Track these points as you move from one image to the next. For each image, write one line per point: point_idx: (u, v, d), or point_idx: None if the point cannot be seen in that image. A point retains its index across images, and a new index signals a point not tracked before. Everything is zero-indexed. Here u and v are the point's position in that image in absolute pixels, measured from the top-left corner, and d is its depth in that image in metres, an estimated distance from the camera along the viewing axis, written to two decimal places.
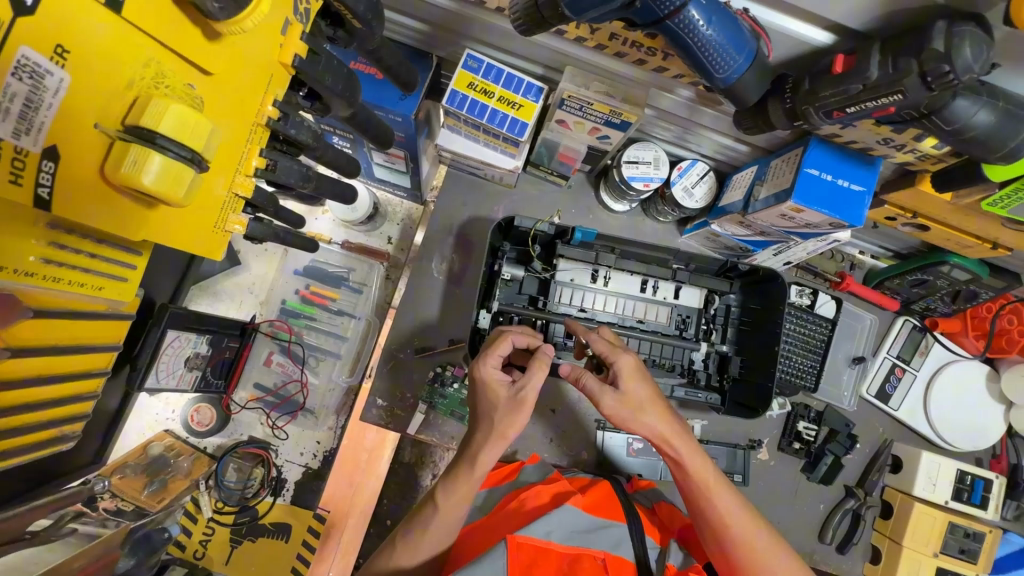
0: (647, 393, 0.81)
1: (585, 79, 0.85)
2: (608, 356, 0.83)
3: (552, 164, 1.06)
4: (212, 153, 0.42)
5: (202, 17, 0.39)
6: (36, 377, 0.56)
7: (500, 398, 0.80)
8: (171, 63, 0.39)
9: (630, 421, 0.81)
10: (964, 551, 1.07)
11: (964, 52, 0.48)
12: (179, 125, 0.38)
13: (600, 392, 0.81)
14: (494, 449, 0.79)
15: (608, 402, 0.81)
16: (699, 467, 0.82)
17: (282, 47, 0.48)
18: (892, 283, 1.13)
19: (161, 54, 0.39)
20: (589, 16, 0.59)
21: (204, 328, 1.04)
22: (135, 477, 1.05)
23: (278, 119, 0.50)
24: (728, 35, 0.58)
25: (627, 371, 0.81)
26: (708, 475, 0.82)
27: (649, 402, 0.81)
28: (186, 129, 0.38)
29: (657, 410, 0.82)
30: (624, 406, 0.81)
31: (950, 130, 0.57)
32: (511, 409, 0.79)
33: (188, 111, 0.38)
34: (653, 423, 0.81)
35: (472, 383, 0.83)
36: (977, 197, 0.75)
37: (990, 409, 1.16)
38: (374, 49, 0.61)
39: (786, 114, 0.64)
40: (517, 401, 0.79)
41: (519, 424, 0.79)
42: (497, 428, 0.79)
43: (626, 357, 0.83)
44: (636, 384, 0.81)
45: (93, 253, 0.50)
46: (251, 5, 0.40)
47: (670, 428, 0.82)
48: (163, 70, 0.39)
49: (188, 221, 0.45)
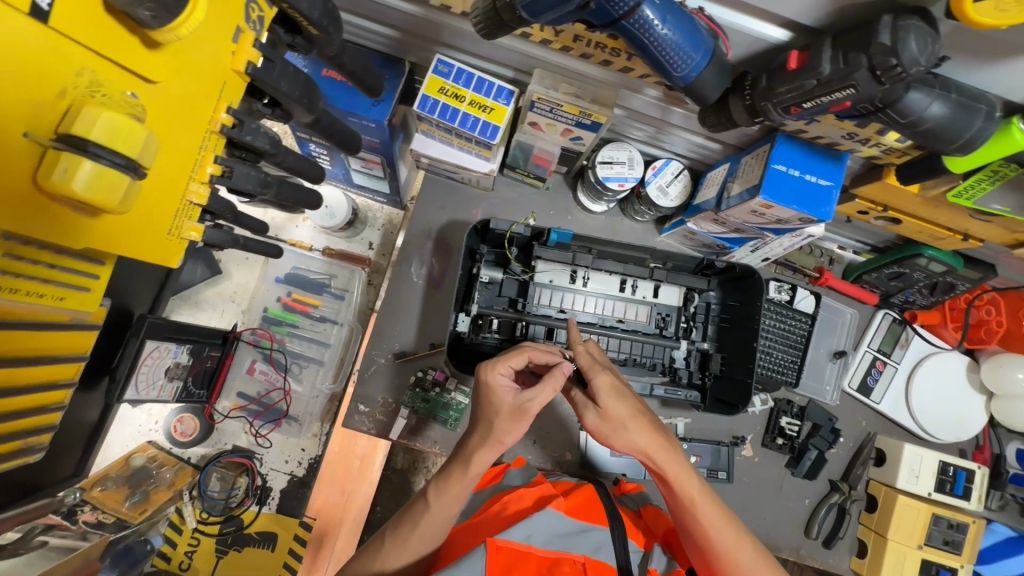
0: (627, 410, 0.82)
1: (554, 81, 0.85)
2: (588, 371, 0.83)
3: (528, 167, 1.07)
4: (150, 160, 0.42)
5: (139, 27, 0.40)
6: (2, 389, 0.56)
7: (504, 405, 0.79)
8: (107, 72, 0.40)
9: (612, 436, 0.83)
10: (948, 543, 1.07)
11: (910, 45, 0.49)
12: (112, 132, 0.38)
13: (582, 407, 0.85)
14: (490, 454, 0.80)
15: (589, 417, 0.84)
16: (682, 481, 0.82)
17: (234, 54, 0.48)
18: (870, 277, 1.14)
19: (96, 63, 0.39)
20: (546, 18, 0.59)
21: (184, 337, 1.04)
22: (116, 490, 1.06)
23: (233, 127, 0.51)
24: (685, 34, 0.58)
25: (605, 387, 0.82)
26: (691, 487, 0.81)
27: (629, 419, 0.81)
28: (121, 137, 0.38)
29: (638, 425, 0.82)
30: (604, 422, 0.82)
31: (905, 123, 0.58)
32: (515, 419, 0.79)
33: (123, 119, 0.38)
34: (634, 438, 0.82)
35: (475, 386, 0.81)
36: (942, 188, 0.75)
37: (972, 400, 1.17)
38: (336, 55, 0.61)
39: (746, 110, 0.65)
40: (522, 411, 0.79)
41: (518, 433, 0.80)
42: (496, 434, 0.79)
43: (605, 374, 0.83)
44: (616, 401, 0.81)
45: (52, 263, 0.51)
46: (188, 12, 0.40)
47: (652, 442, 0.82)
48: (99, 78, 0.39)
49: (136, 230, 0.45)
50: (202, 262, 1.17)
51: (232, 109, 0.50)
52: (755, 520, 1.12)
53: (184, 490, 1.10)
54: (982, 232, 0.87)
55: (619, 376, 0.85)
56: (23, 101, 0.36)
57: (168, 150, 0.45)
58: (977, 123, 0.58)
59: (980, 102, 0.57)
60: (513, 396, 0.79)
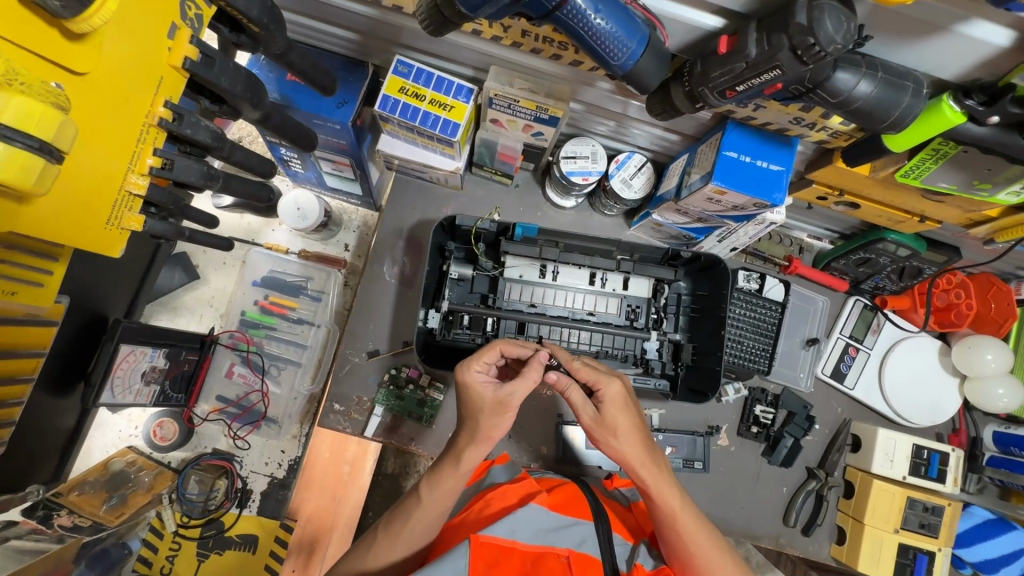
0: (626, 422, 0.82)
1: (510, 77, 0.87)
2: (596, 382, 0.84)
3: (495, 164, 1.09)
4: (68, 144, 0.42)
5: (52, 17, 0.41)
6: None
7: (484, 399, 0.80)
8: (21, 61, 0.40)
9: (604, 442, 0.84)
10: (924, 526, 1.07)
11: (825, 24, 0.51)
12: (22, 115, 0.38)
13: (580, 410, 0.83)
14: (480, 449, 0.80)
15: (585, 418, 0.85)
16: (664, 496, 0.81)
17: (170, 51, 0.50)
18: (838, 264, 1.15)
19: (7, 50, 0.40)
20: (485, 12, 0.60)
21: (160, 341, 1.05)
22: (93, 495, 1.06)
23: (172, 120, 0.52)
24: (618, 23, 0.60)
25: (610, 398, 0.83)
26: (673, 503, 0.81)
27: (626, 430, 0.82)
28: (32, 119, 0.39)
29: (629, 437, 0.82)
30: (598, 426, 0.83)
31: (836, 102, 0.60)
32: (498, 413, 0.80)
33: (34, 102, 0.39)
34: (622, 448, 0.82)
35: (456, 384, 0.82)
36: (891, 168, 0.76)
37: (946, 384, 1.17)
38: (283, 53, 0.63)
39: (687, 97, 0.66)
40: (504, 405, 0.79)
41: (503, 426, 0.80)
42: (482, 430, 0.80)
43: (614, 384, 0.83)
44: (618, 412, 0.82)
45: (5, 258, 0.55)
46: (100, 1, 0.42)
47: (638, 456, 0.82)
48: (15, 67, 0.40)
49: (71, 217, 0.47)
50: (179, 267, 1.19)
51: (170, 103, 0.52)
52: (732, 508, 1.13)
53: (163, 493, 1.11)
54: (938, 213, 0.89)
55: (627, 387, 0.85)
56: None
57: (93, 138, 0.46)
58: (905, 100, 0.59)
59: (906, 79, 0.59)
60: (493, 390, 0.80)
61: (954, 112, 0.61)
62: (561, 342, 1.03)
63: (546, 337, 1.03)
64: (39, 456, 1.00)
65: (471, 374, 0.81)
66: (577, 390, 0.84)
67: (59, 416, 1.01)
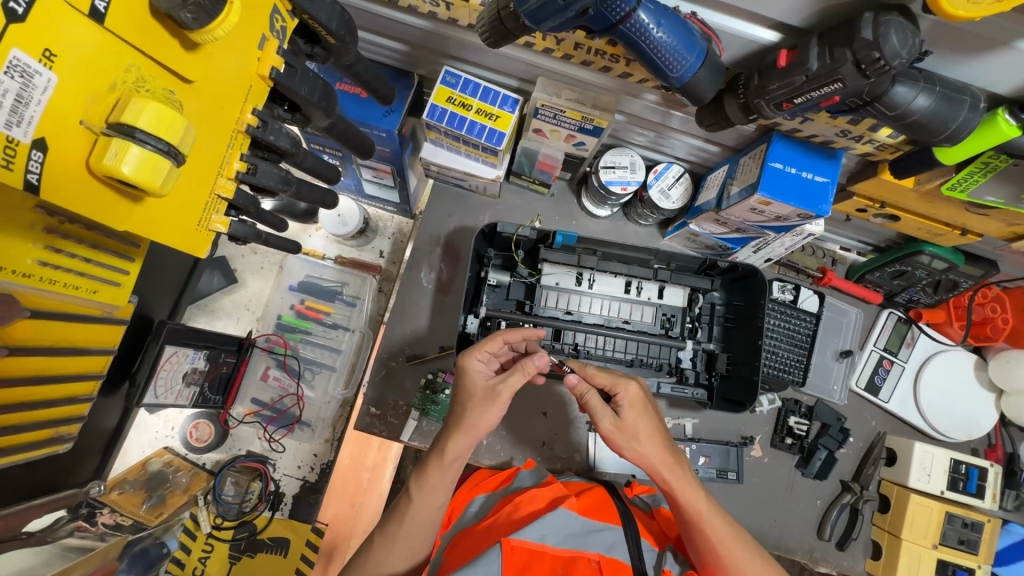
0: (645, 422, 0.84)
1: (557, 88, 0.89)
2: (613, 386, 0.85)
3: (534, 173, 1.11)
4: (187, 148, 0.46)
5: (178, 28, 0.46)
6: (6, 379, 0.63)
7: (477, 387, 0.83)
8: (150, 70, 0.45)
9: (624, 446, 0.84)
10: (964, 542, 1.08)
11: (890, 39, 0.53)
12: (157, 121, 0.42)
13: (598, 412, 0.84)
14: (463, 439, 0.81)
15: (604, 424, 0.84)
16: (689, 497, 0.81)
17: (259, 60, 0.53)
18: (872, 276, 1.15)
19: (139, 61, 0.44)
20: (547, 25, 0.62)
21: (201, 343, 1.05)
22: (134, 493, 1.08)
23: (258, 127, 0.55)
24: (678, 37, 0.61)
25: (629, 400, 0.84)
26: (699, 503, 0.81)
27: (645, 431, 0.83)
28: (163, 124, 0.43)
29: (650, 438, 0.83)
30: (618, 431, 0.83)
31: (893, 115, 0.61)
32: (487, 401, 0.82)
33: (165, 109, 0.43)
34: (645, 451, 0.83)
35: (456, 371, 0.85)
36: (937, 181, 0.77)
37: (982, 398, 1.17)
38: (351, 64, 0.66)
39: (741, 108, 0.68)
40: (494, 393, 0.82)
41: (489, 417, 0.82)
42: (467, 419, 0.81)
43: (631, 387, 0.85)
44: (637, 412, 0.84)
45: (86, 258, 0.60)
46: (223, 15, 0.46)
47: (662, 457, 0.83)
48: (143, 75, 0.45)
49: (174, 217, 0.50)
50: (219, 271, 1.21)
51: (257, 110, 0.55)
52: (766, 521, 1.11)
53: (198, 494, 1.11)
54: (980, 226, 0.89)
55: (645, 389, 0.87)
56: (78, 91, 0.41)
57: (202, 146, 0.50)
58: (963, 113, 0.60)
59: (964, 94, 0.60)
60: (486, 379, 0.84)
61: (1010, 125, 0.62)
62: (597, 350, 1.04)
63: (581, 345, 1.04)
64: (83, 455, 1.01)
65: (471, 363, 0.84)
66: (596, 395, 0.85)
67: (103, 415, 1.02)
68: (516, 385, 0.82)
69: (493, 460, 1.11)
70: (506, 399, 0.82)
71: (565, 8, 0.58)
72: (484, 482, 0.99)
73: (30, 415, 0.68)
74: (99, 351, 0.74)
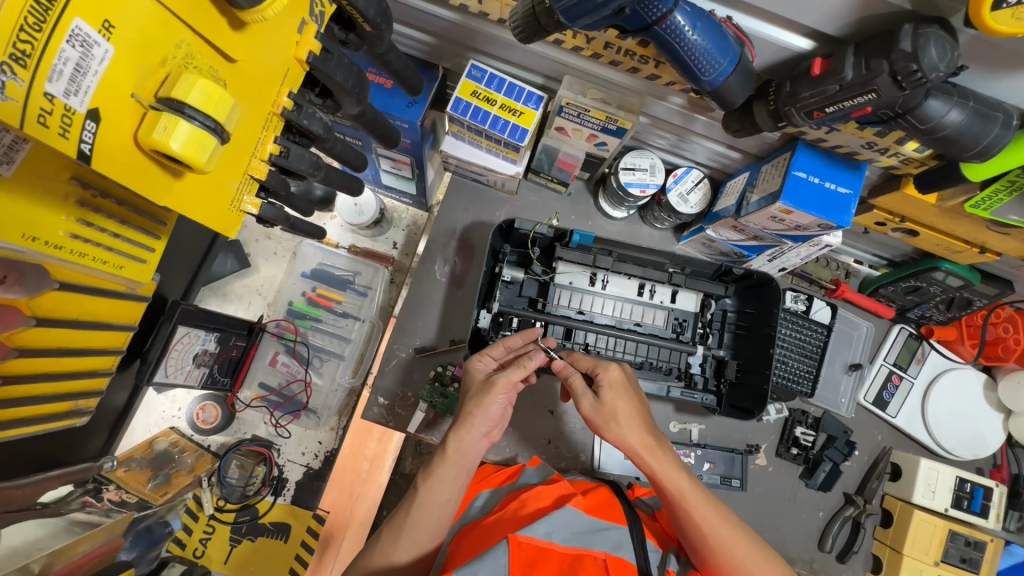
0: (625, 404, 0.84)
1: (583, 87, 0.89)
2: (594, 368, 0.86)
3: (552, 172, 1.12)
4: (232, 127, 0.47)
5: (229, 9, 0.46)
6: (35, 349, 0.63)
7: (477, 381, 0.87)
8: (199, 47, 0.45)
9: (604, 428, 0.85)
10: (966, 560, 1.07)
11: (929, 52, 0.53)
12: (207, 98, 0.43)
13: (579, 394, 0.85)
14: (469, 430, 0.81)
15: (586, 406, 0.85)
16: (670, 478, 0.81)
17: (298, 44, 0.54)
18: (886, 290, 1.15)
19: (191, 38, 0.45)
20: (582, 23, 0.62)
21: (212, 325, 1.04)
22: (139, 471, 1.08)
23: (293, 110, 0.56)
24: (713, 41, 0.61)
25: (609, 381, 0.84)
26: (680, 485, 0.81)
27: (625, 413, 0.83)
28: (212, 101, 0.43)
29: (630, 420, 0.83)
30: (597, 412, 0.84)
31: (924, 129, 0.61)
32: (484, 389, 0.84)
33: (215, 87, 0.44)
34: (626, 434, 0.83)
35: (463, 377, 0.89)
36: (961, 198, 0.76)
37: (990, 417, 1.17)
38: (383, 52, 0.67)
39: (770, 115, 0.68)
40: (491, 383, 0.84)
41: (486, 407, 0.82)
42: (467, 406, 0.83)
43: (612, 369, 0.85)
44: (617, 394, 0.84)
45: (116, 233, 0.61)
46: None
47: (642, 441, 0.83)
48: (192, 51, 0.45)
49: (207, 194, 0.50)
50: (232, 254, 1.21)
51: (293, 93, 0.56)
52: (769, 530, 1.11)
53: (203, 476, 1.12)
54: (1000, 246, 0.89)
55: (628, 373, 0.87)
56: (130, 63, 0.41)
57: (242, 125, 0.51)
58: (995, 130, 0.60)
59: (997, 110, 0.60)
60: (485, 374, 0.87)
61: None
62: (607, 351, 1.03)
63: (592, 344, 1.03)
64: (92, 433, 1.02)
65: (475, 364, 0.89)
66: (578, 377, 0.86)
67: (114, 392, 1.02)
68: (514, 377, 0.83)
69: (497, 455, 1.11)
70: (504, 389, 0.83)
71: (602, 6, 0.58)
72: (490, 477, 0.99)
73: (52, 386, 0.69)
74: (121, 327, 0.74)
